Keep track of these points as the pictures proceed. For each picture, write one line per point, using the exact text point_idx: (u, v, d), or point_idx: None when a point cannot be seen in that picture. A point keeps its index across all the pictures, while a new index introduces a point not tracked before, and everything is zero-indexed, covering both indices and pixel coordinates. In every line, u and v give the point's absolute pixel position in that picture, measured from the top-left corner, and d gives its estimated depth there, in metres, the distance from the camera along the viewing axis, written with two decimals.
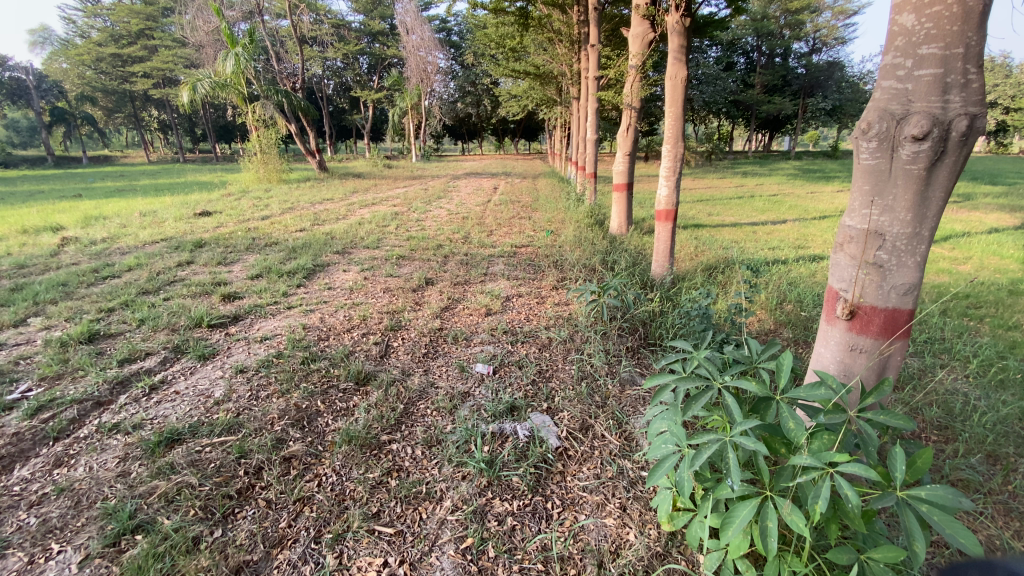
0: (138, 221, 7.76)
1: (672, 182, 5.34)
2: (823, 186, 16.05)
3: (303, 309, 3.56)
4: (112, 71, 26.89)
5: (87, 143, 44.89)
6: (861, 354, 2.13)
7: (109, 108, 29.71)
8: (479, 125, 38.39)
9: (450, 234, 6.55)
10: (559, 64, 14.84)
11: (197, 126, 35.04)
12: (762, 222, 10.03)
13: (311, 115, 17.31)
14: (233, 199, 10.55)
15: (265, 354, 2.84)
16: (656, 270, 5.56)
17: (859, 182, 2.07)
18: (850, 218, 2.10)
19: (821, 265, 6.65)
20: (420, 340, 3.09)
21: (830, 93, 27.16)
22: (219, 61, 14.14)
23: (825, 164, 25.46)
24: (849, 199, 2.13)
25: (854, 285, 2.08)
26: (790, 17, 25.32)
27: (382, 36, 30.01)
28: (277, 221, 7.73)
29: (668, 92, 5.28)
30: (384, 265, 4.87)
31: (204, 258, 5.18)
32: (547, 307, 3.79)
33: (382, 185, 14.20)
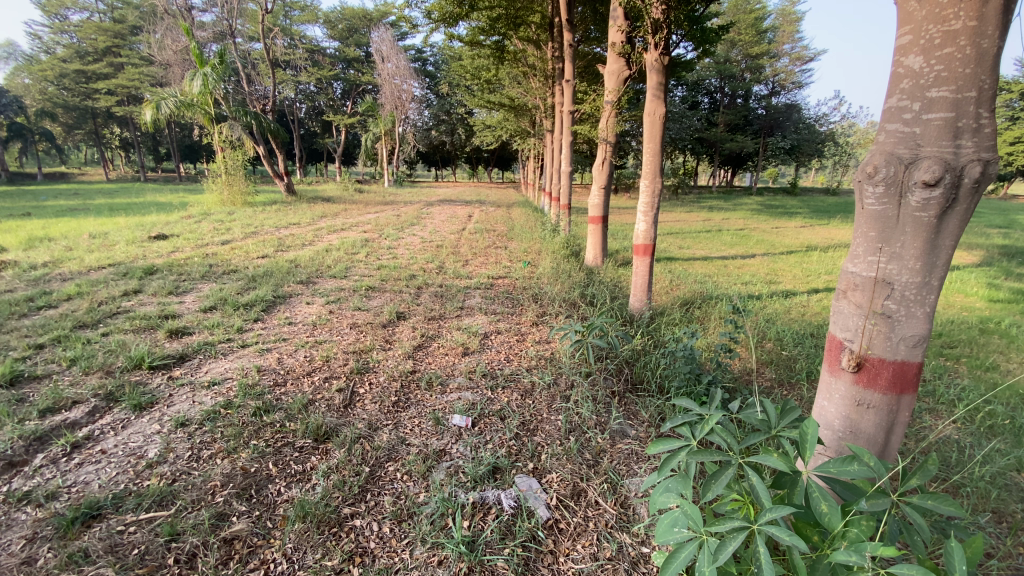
0: (85, 243, 7.21)
1: (650, 217, 5.28)
2: (787, 221, 16.60)
3: (260, 348, 3.23)
4: (73, 87, 26.00)
5: (42, 160, 42.97)
6: (868, 411, 1.89)
7: (67, 124, 28.54)
8: (453, 153, 38.66)
9: (423, 264, 6.31)
10: (533, 98, 15.08)
11: (161, 145, 33.98)
12: (732, 256, 10.17)
13: (282, 138, 16.95)
14: (193, 221, 10.05)
15: (213, 404, 2.50)
16: (634, 305, 5.43)
17: (861, 227, 1.87)
18: (853, 264, 1.89)
19: (793, 300, 6.69)
20: (389, 386, 2.81)
21: (789, 134, 28.55)
22: (186, 80, 13.77)
23: (785, 200, 26.57)
24: (850, 244, 1.92)
25: (860, 335, 1.86)
26: (751, 62, 26.73)
27: (357, 63, 30.08)
28: (239, 246, 7.32)
29: (646, 128, 5.25)
30: (352, 296, 4.58)
31: (154, 286, 4.75)
32: (527, 347, 3.56)
33: (353, 210, 13.90)
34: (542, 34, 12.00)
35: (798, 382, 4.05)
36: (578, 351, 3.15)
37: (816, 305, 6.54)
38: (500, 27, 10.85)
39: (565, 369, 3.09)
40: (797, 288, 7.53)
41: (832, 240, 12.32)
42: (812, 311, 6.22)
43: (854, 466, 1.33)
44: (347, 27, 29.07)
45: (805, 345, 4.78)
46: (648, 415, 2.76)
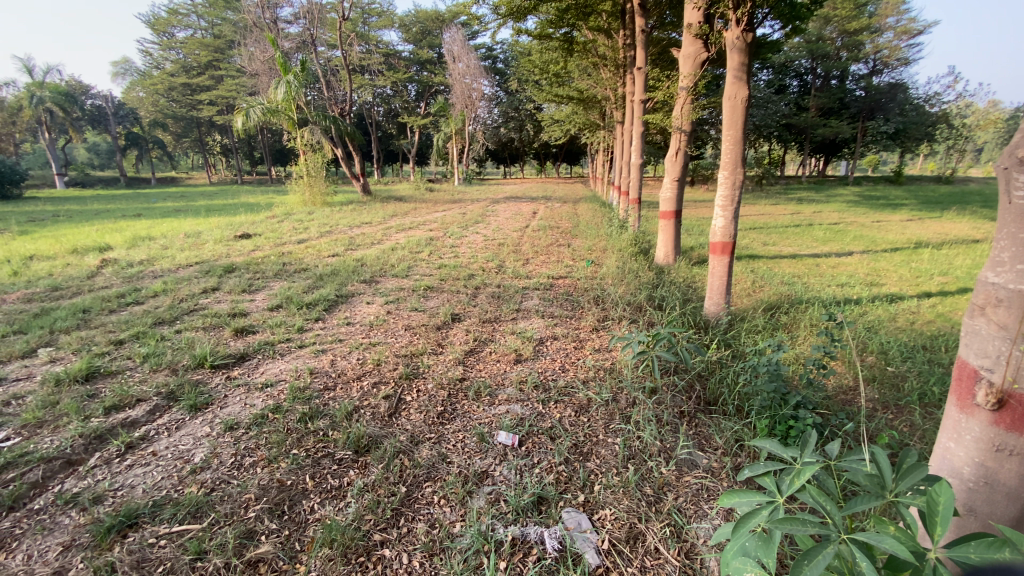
0: (180, 242, 7.85)
1: (729, 213, 4.80)
2: (890, 214, 14.80)
3: (316, 349, 3.23)
4: (181, 99, 28.79)
5: (158, 165, 48.18)
6: (1012, 458, 1.52)
7: (177, 133, 31.75)
8: (522, 150, 38.60)
9: (484, 263, 6.21)
10: (603, 89, 14.56)
11: (255, 150, 36.91)
12: (824, 254, 9.19)
13: (357, 140, 17.66)
14: (275, 221, 10.67)
15: (264, 407, 2.51)
16: (710, 309, 4.98)
17: (1012, 238, 1.54)
18: (1001, 280, 1.55)
19: (900, 306, 5.86)
20: (439, 394, 2.68)
21: (892, 117, 25.58)
22: (273, 88, 14.58)
23: (887, 190, 23.84)
24: (999, 256, 1.58)
25: (1003, 366, 1.52)
26: (848, 39, 24.21)
27: (430, 64, 30.78)
28: (312, 245, 7.62)
29: (725, 115, 4.77)
30: (410, 296, 4.56)
31: (230, 284, 5.01)
32: (586, 356, 3.30)
33: (422, 208, 14.17)
34: (613, 22, 11.51)
35: (909, 405, 3.47)
36: (639, 359, 2.90)
37: (928, 312, 5.67)
38: (569, 17, 10.50)
39: (626, 383, 2.84)
40: (903, 291, 6.61)
41: (947, 235, 10.78)
42: (923, 319, 5.39)
43: (999, 545, 1.03)
44: (421, 30, 29.78)
45: (916, 360, 4.11)
46: (722, 442, 2.48)
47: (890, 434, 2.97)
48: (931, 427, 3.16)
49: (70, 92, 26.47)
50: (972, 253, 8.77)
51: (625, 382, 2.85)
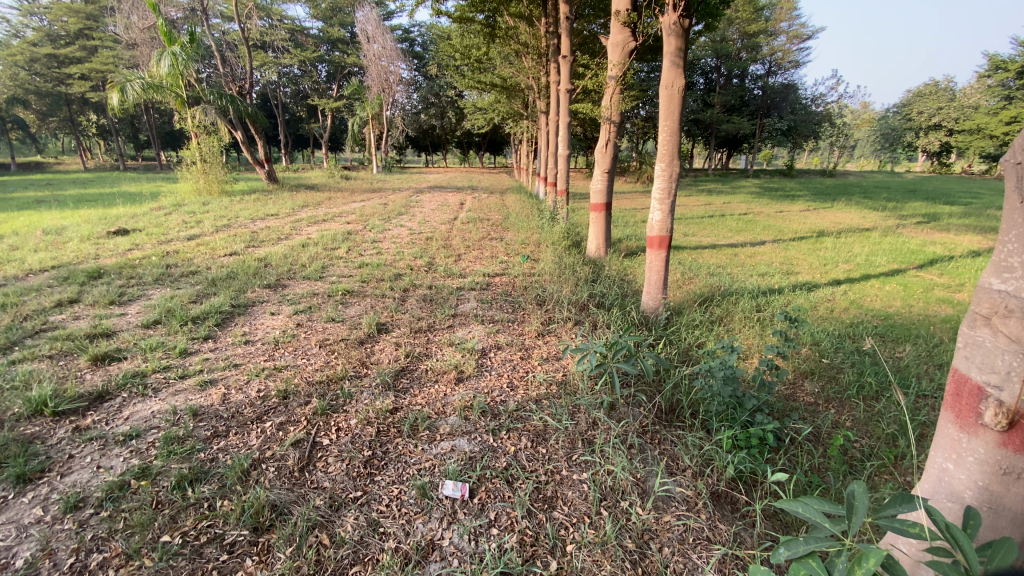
0: (33, 241, 6.47)
1: (666, 206, 4.63)
2: (790, 205, 15.99)
3: (203, 380, 2.57)
4: (47, 73, 24.79)
5: (18, 149, 41.43)
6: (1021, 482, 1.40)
7: (41, 112, 27.29)
8: (443, 138, 37.59)
9: (410, 260, 5.67)
10: (526, 77, 14.27)
11: (141, 132, 32.68)
12: (740, 243, 9.59)
13: (260, 123, 15.98)
14: (162, 214, 9.29)
15: (125, 471, 1.89)
16: (647, 304, 4.82)
17: (1016, 240, 1.41)
18: (1005, 283, 1.42)
19: (817, 294, 6.11)
20: (366, 431, 2.19)
21: (786, 115, 27.85)
22: (153, 61, 12.65)
23: (784, 182, 25.95)
24: (999, 258, 1.45)
25: (1013, 381, 1.38)
26: (748, 40, 25.89)
27: (342, 44, 28.85)
28: (206, 241, 6.60)
29: (662, 103, 4.59)
30: (325, 303, 3.94)
31: (95, 293, 4.06)
32: (534, 369, 2.93)
33: (338, 198, 13.12)
34: (535, 9, 11.18)
35: (850, 400, 3.48)
36: (594, 371, 2.56)
37: (842, 299, 5.96)
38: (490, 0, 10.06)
39: (583, 399, 2.51)
40: (816, 279, 6.95)
41: (841, 224, 11.76)
42: (841, 307, 5.64)
43: None
44: (330, 6, 27.77)
45: (846, 350, 4.19)
46: (691, 462, 2.24)
47: (840, 436, 2.93)
48: (872, 423, 3.18)
49: None
50: (865, 241, 9.55)
51: (580, 399, 2.52)
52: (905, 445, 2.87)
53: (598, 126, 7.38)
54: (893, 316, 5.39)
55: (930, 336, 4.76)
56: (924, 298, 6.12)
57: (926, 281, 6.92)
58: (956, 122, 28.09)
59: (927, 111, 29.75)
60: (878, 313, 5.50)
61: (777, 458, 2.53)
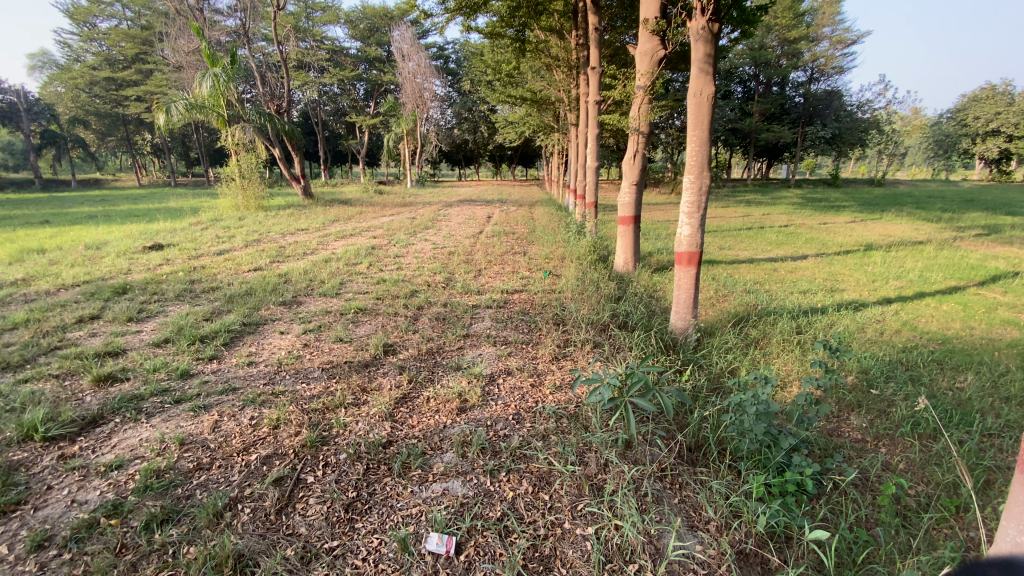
0: (75, 256, 6.74)
1: (695, 220, 4.34)
2: (835, 217, 15.18)
3: (196, 406, 2.48)
4: (106, 95, 26.48)
5: (82, 167, 44.45)
6: None
7: (101, 132, 29.14)
8: (476, 152, 38.01)
9: (430, 276, 5.57)
10: (556, 90, 14.17)
11: (191, 150, 34.46)
12: (780, 257, 9.08)
13: (297, 139, 16.45)
14: (199, 228, 9.60)
15: (97, 507, 1.78)
16: (675, 324, 4.53)
17: None
18: None
19: (864, 314, 5.63)
20: (354, 468, 2.04)
21: (829, 122, 26.72)
22: (197, 81, 13.23)
23: (828, 192, 24.81)
24: None
25: None
26: (788, 47, 25.08)
27: (379, 62, 29.64)
28: (234, 256, 6.71)
29: (690, 112, 4.32)
30: (336, 321, 3.85)
31: (116, 309, 4.12)
32: (543, 399, 2.71)
33: (368, 212, 13.33)
34: (565, 22, 11.09)
35: (903, 438, 3.09)
36: (606, 404, 2.30)
37: (892, 320, 5.47)
38: (519, 14, 10.00)
39: (594, 437, 2.28)
40: (863, 297, 6.45)
41: (891, 236, 11.02)
42: (891, 329, 5.16)
43: None
44: (368, 27, 28.65)
45: (898, 379, 3.77)
46: (715, 514, 1.97)
47: (892, 482, 2.57)
48: (930, 467, 2.79)
49: None
50: (918, 255, 8.87)
51: (591, 435, 2.29)
52: (969, 495, 2.49)
53: (626, 138, 7.14)
54: (951, 339, 4.89)
55: (995, 363, 4.26)
56: (987, 319, 5.55)
57: (988, 299, 6.31)
58: (1017, 128, 26.32)
59: (984, 116, 28.00)
60: (935, 336, 5.00)
61: (815, 507, 2.23)
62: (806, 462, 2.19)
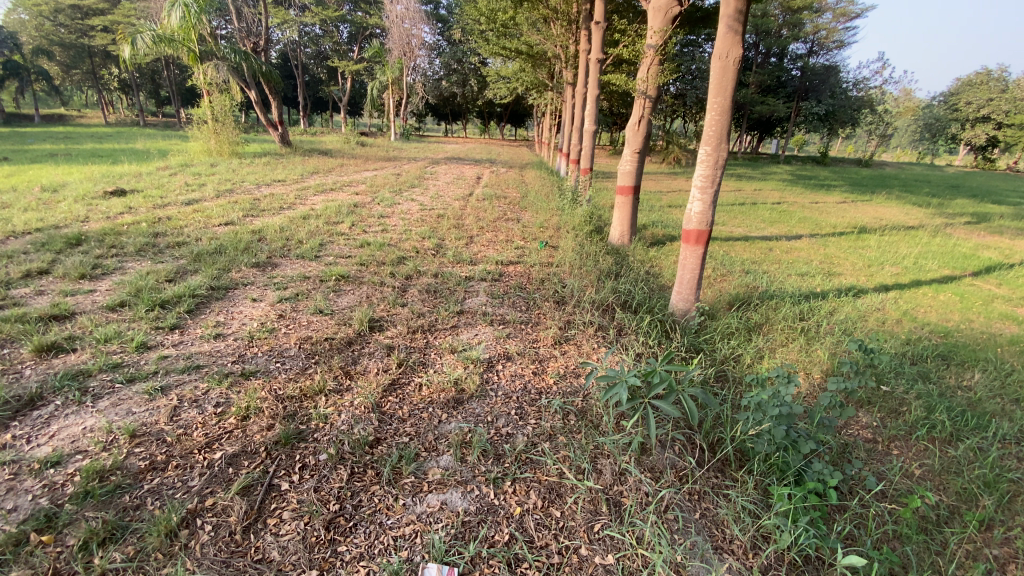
0: (27, 199, 6.13)
1: (708, 196, 4.04)
2: (826, 195, 15.06)
3: (152, 388, 2.14)
4: (70, 24, 24.44)
5: (44, 99, 41.69)
6: None
7: (64, 63, 27.11)
8: (464, 107, 36.66)
9: (418, 240, 5.21)
10: (553, 46, 13.41)
11: (161, 88, 32.37)
12: (775, 236, 8.90)
13: (276, 82, 15.36)
14: (168, 174, 8.91)
15: (26, 519, 1.47)
16: (677, 305, 4.30)
17: None
18: None
19: (864, 301, 5.48)
20: (336, 474, 1.76)
21: (824, 98, 26.29)
22: (164, 10, 12.01)
23: (817, 170, 24.68)
24: None
25: None
26: (791, 16, 24.24)
27: (365, 3, 27.70)
28: (203, 208, 6.17)
29: (713, 76, 3.95)
30: (317, 289, 3.50)
31: (67, 264, 3.66)
32: (547, 390, 2.45)
33: (351, 165, 12.66)
34: None
35: (917, 441, 2.94)
36: (624, 405, 2.02)
37: (892, 309, 5.34)
38: None
39: (607, 440, 2.03)
40: (861, 283, 6.31)
41: (883, 220, 10.92)
42: (893, 319, 5.02)
43: None
44: None
45: (909, 376, 3.61)
46: (741, 535, 1.76)
47: (915, 492, 2.40)
48: (948, 475, 2.63)
49: None
50: (912, 241, 8.77)
51: (604, 439, 2.05)
52: (993, 509, 2.34)
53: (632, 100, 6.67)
54: (952, 333, 4.76)
55: (999, 361, 4.15)
56: (984, 312, 5.46)
57: (983, 291, 6.24)
58: (1006, 116, 26.32)
59: (975, 102, 27.87)
60: (936, 328, 4.89)
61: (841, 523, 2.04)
62: (830, 473, 2.02)
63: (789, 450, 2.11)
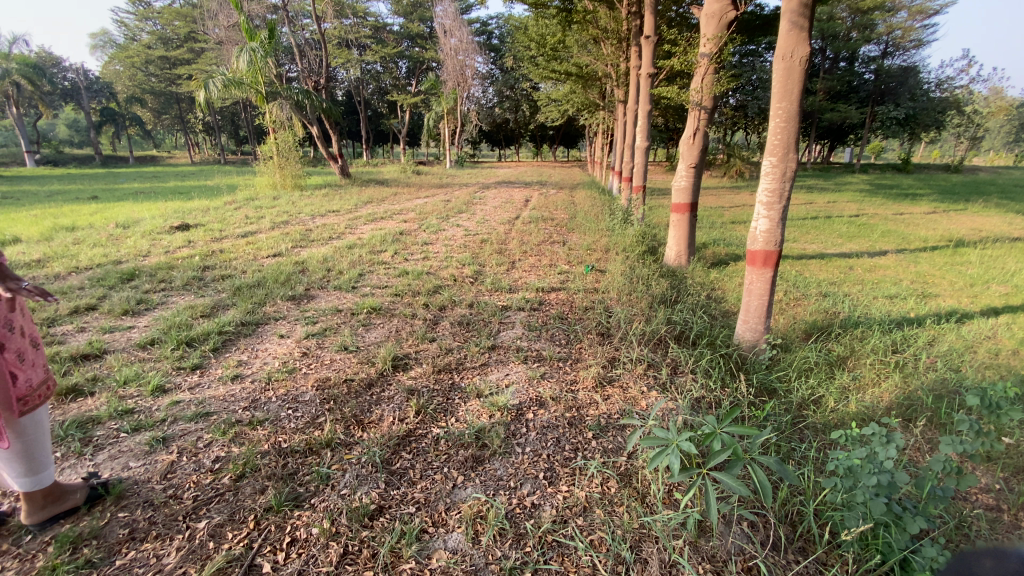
0: (101, 235, 6.56)
1: (775, 213, 3.56)
2: (911, 206, 13.64)
3: (155, 439, 2.01)
4: (161, 73, 27.12)
5: (143, 143, 46.47)
6: None
7: (156, 109, 30.08)
8: (517, 131, 37.13)
9: (458, 267, 5.05)
10: (603, 65, 13.18)
11: (240, 128, 35.16)
12: (853, 253, 8.02)
13: (335, 117, 16.11)
14: (232, 208, 9.38)
15: None
16: (743, 336, 3.80)
17: None
18: None
19: (970, 328, 4.66)
20: (326, 555, 1.50)
21: (902, 102, 24.24)
22: (234, 57, 12.90)
23: (898, 179, 22.66)
24: None
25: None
26: (860, 18, 22.71)
27: (421, 38, 28.89)
28: (256, 239, 6.35)
29: (776, 79, 3.51)
30: (346, 323, 3.35)
31: (114, 300, 3.75)
32: (583, 448, 2.10)
33: (403, 193, 12.92)
34: None
35: None
36: (677, 477, 1.63)
37: (1007, 337, 4.49)
38: None
39: (654, 519, 1.67)
40: (962, 305, 5.44)
41: (983, 231, 9.64)
42: (1009, 350, 4.21)
43: None
44: (411, 2, 27.84)
45: None
46: None
47: None
48: None
49: (38, 64, 24.90)
50: (1022, 255, 7.61)
51: (651, 517, 1.68)
52: None
53: (685, 113, 6.22)
54: None
55: None
56: None
57: None
58: None
59: None
60: None
61: None
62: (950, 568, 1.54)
63: (892, 530, 1.66)
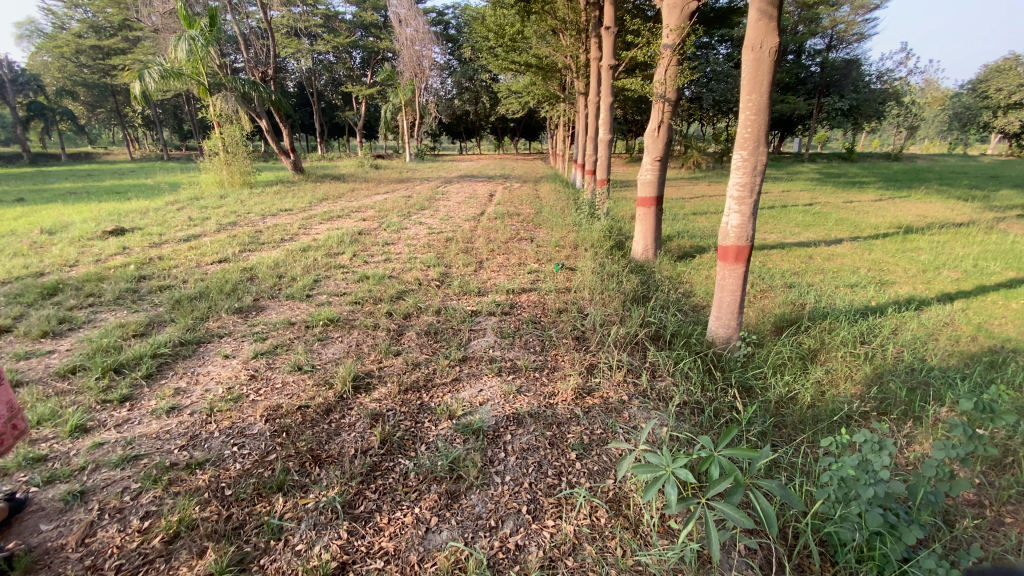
0: (23, 243, 5.93)
1: (746, 208, 3.48)
2: (860, 194, 14.19)
3: (70, 494, 1.71)
4: (92, 64, 25.21)
5: (77, 139, 43.31)
6: None
7: (90, 103, 28.01)
8: (478, 123, 36.65)
9: (422, 269, 4.79)
10: (563, 56, 13.02)
11: (184, 122, 33.20)
12: (811, 242, 8.19)
13: (286, 109, 15.34)
14: (175, 208, 8.75)
15: None
16: (717, 333, 3.72)
17: None
18: None
19: (928, 315, 4.78)
20: None
21: (847, 93, 25.25)
22: (171, 45, 12.03)
23: (844, 167, 23.66)
24: None
25: None
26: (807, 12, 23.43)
27: (375, 28, 27.96)
28: (200, 244, 5.88)
29: (746, 69, 3.42)
30: (301, 338, 3.06)
31: (32, 319, 3.32)
32: (568, 474, 1.93)
33: (361, 189, 12.43)
34: None
35: None
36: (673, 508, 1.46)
37: (963, 323, 4.62)
38: None
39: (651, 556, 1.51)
40: (917, 291, 5.60)
41: (927, 217, 10.07)
42: (967, 336, 4.32)
43: None
44: None
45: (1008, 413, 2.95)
46: None
47: None
48: None
49: None
50: (966, 240, 7.96)
51: (647, 554, 1.52)
52: None
53: (650, 104, 6.12)
54: None
55: None
56: None
57: None
58: None
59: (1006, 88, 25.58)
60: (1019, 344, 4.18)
61: None
62: None
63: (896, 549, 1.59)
